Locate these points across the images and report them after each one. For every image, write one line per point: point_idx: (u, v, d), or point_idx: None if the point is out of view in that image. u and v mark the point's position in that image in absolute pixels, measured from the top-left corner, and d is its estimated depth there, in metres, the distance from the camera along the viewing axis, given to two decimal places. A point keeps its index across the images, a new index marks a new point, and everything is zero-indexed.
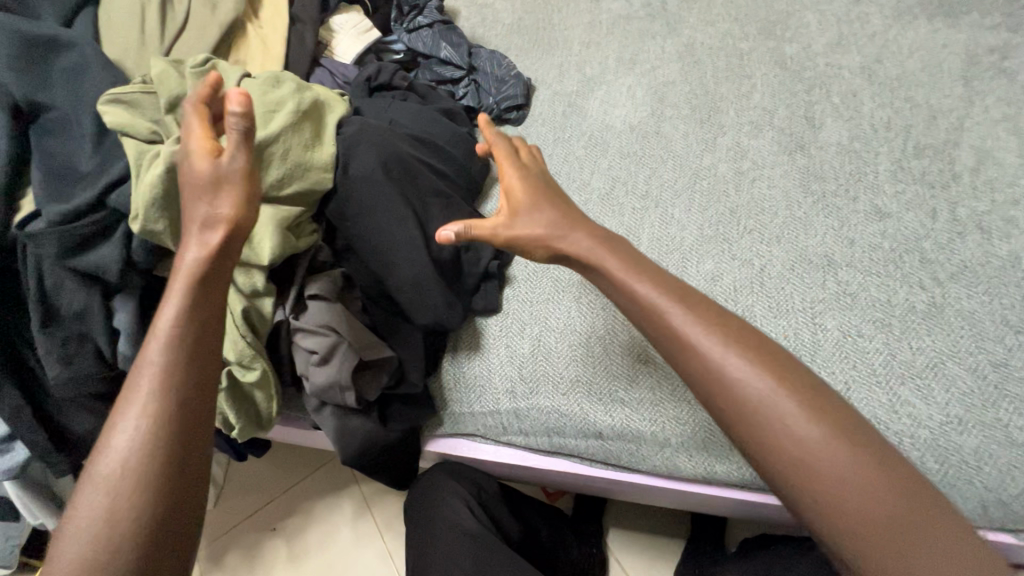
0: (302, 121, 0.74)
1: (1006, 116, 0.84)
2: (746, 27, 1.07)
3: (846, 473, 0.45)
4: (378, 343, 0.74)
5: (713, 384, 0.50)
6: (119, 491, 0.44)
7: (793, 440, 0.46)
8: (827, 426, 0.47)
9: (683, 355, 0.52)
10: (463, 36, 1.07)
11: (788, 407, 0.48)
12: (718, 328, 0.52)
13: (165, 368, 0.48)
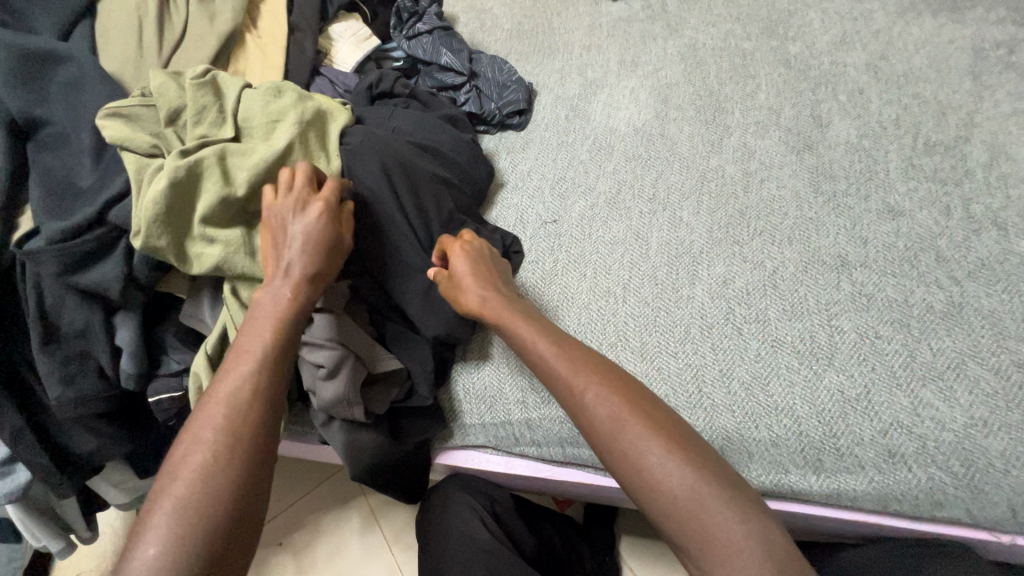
0: (306, 133, 0.73)
1: (1017, 111, 0.83)
2: (749, 27, 1.07)
3: (678, 486, 0.51)
4: (387, 356, 0.74)
5: (592, 432, 0.56)
6: (203, 483, 0.51)
7: (651, 476, 0.52)
8: (662, 443, 0.53)
9: (570, 407, 0.59)
10: (463, 42, 1.06)
11: (644, 448, 0.53)
12: (582, 361, 0.60)
13: (255, 387, 0.57)
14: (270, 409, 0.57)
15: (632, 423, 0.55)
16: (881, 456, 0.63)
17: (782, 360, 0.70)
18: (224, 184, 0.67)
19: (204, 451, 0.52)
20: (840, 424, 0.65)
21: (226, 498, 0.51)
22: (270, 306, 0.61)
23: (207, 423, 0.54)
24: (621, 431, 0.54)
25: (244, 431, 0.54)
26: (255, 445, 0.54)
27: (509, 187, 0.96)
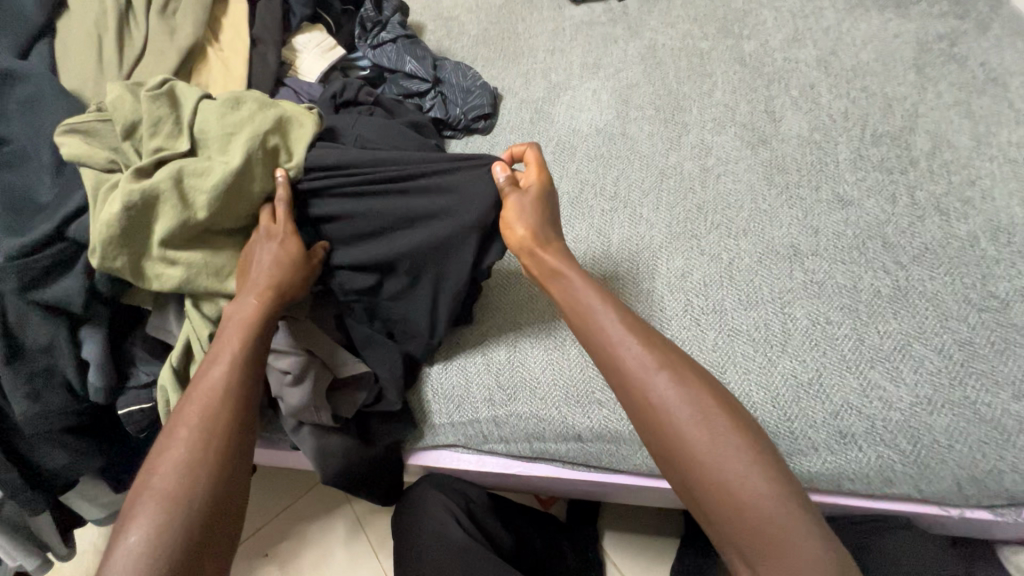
0: (265, 146, 0.71)
1: (959, 101, 0.86)
2: (705, 27, 1.10)
3: (754, 487, 0.50)
4: (353, 361, 0.76)
5: (651, 418, 0.54)
6: (185, 473, 0.55)
7: (712, 469, 0.51)
8: (737, 444, 0.51)
9: (630, 392, 0.56)
10: (427, 49, 1.07)
11: (709, 442, 0.51)
12: (655, 351, 0.57)
13: (225, 387, 0.60)
14: (242, 406, 0.61)
15: (706, 417, 0.53)
16: (834, 437, 0.65)
17: (740, 349, 0.71)
18: (183, 207, 0.67)
19: (182, 445, 0.56)
20: (794, 408, 0.67)
21: (206, 487, 0.55)
22: (240, 315, 0.65)
23: (183, 422, 0.58)
24: (693, 425, 0.52)
25: (219, 427, 0.58)
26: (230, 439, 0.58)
27: None
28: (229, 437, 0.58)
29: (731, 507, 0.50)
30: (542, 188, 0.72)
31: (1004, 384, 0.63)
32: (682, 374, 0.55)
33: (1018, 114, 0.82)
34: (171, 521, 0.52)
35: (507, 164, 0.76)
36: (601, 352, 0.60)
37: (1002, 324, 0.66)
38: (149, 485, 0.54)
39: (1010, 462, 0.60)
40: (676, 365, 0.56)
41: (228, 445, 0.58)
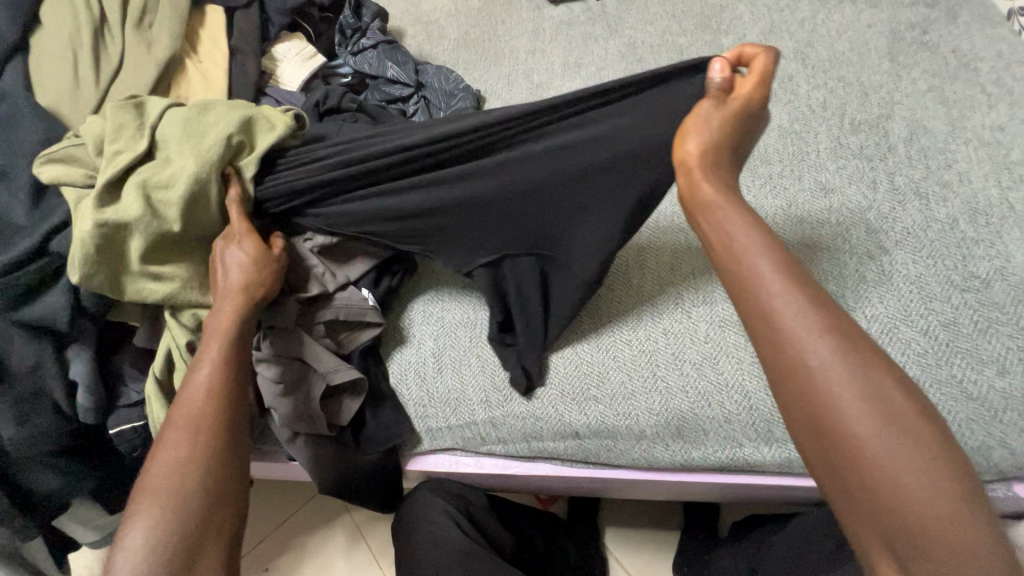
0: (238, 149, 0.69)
1: (932, 87, 0.88)
2: (683, 23, 1.11)
3: (926, 480, 0.39)
4: (343, 367, 0.74)
5: (806, 390, 0.44)
6: (175, 478, 0.55)
7: (877, 459, 0.41)
8: (904, 427, 0.41)
9: (777, 360, 0.46)
10: (408, 54, 1.07)
11: (863, 410, 0.42)
12: (809, 305, 0.46)
13: (207, 388, 0.61)
14: (225, 405, 0.61)
15: (875, 400, 0.42)
16: None
17: (730, 338, 0.72)
18: (156, 221, 0.65)
19: (173, 451, 0.57)
20: None
21: (195, 486, 0.55)
22: (216, 320, 0.65)
23: (172, 427, 0.59)
24: (855, 407, 0.42)
25: (205, 426, 0.59)
26: (217, 437, 0.59)
27: None
28: (216, 434, 0.58)
29: (891, 498, 0.40)
30: (751, 105, 0.58)
31: (989, 361, 0.64)
32: (844, 336, 0.44)
33: (990, 98, 0.84)
34: (164, 521, 0.53)
35: (728, 62, 0.61)
36: (749, 310, 0.48)
37: (983, 303, 0.68)
38: (143, 489, 0.55)
39: (998, 437, 0.61)
40: (846, 333, 0.45)
41: (217, 447, 0.58)
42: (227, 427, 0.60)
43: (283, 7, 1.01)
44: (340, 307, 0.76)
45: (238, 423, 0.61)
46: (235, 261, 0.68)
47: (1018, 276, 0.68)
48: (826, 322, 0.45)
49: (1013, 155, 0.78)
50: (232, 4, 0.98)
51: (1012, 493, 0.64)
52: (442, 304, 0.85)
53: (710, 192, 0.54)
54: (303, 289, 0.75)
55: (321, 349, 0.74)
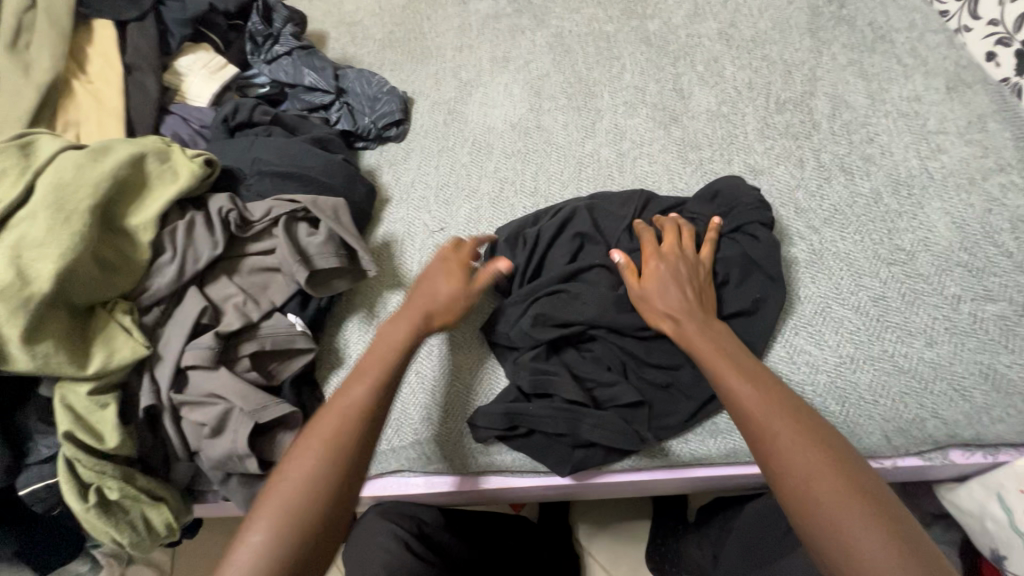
0: (120, 191, 0.68)
1: (852, 61, 0.88)
2: (609, 10, 1.09)
3: (834, 493, 0.48)
4: (273, 403, 0.68)
5: (774, 460, 0.52)
6: (300, 499, 0.55)
7: (828, 520, 0.48)
8: (816, 449, 0.51)
9: (755, 442, 0.54)
10: (326, 59, 1.01)
11: (786, 435, 0.53)
12: (738, 362, 0.59)
13: (359, 412, 0.60)
14: (370, 433, 0.60)
15: (822, 469, 0.50)
16: None
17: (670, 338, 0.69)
18: (20, 286, 0.59)
19: (313, 465, 0.57)
20: None
21: (326, 503, 0.56)
22: (388, 339, 0.67)
23: (317, 436, 0.59)
24: (810, 474, 0.50)
25: (344, 451, 0.58)
26: (351, 461, 0.58)
27: (395, 201, 0.93)
28: (351, 452, 0.58)
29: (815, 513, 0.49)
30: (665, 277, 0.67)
31: (917, 334, 0.64)
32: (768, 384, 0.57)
33: (906, 69, 0.85)
34: (280, 542, 0.53)
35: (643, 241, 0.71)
36: (729, 403, 0.57)
37: (910, 275, 0.68)
38: (271, 496, 0.56)
39: (930, 408, 0.62)
40: (796, 413, 0.54)
41: (338, 479, 0.57)
42: (360, 451, 0.59)
43: (182, 18, 0.94)
44: (267, 337, 0.71)
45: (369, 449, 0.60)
46: (434, 281, 0.71)
47: (940, 245, 0.69)
48: (779, 408, 0.55)
49: (930, 124, 0.78)
50: (123, 18, 0.91)
51: (949, 460, 0.65)
52: (378, 322, 0.80)
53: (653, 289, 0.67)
54: (223, 322, 0.70)
55: (248, 385, 0.68)
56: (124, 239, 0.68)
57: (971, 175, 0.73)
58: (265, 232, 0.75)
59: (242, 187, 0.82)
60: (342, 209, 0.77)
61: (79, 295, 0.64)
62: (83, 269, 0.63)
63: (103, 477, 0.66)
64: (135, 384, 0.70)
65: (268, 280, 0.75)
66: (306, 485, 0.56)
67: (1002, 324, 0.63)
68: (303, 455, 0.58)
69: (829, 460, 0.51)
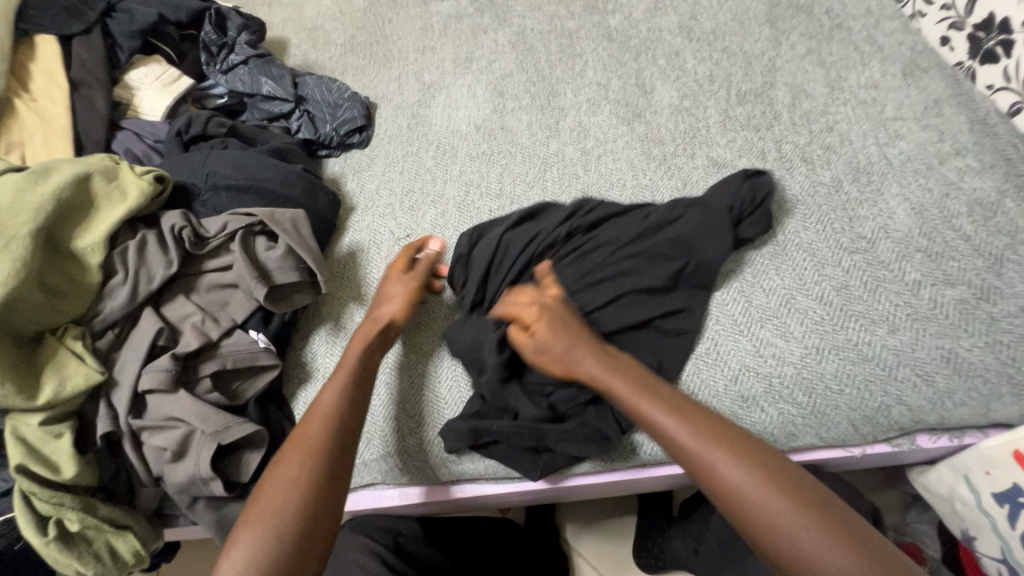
0: (64, 212, 0.66)
1: (810, 50, 0.88)
2: (571, 7, 1.07)
3: (781, 509, 0.48)
4: (235, 423, 0.66)
5: (727, 501, 0.50)
6: (283, 500, 0.54)
7: (781, 536, 0.48)
8: (748, 464, 0.51)
9: (707, 482, 0.52)
10: (283, 66, 0.99)
11: (713, 455, 0.52)
12: (647, 386, 0.57)
13: (336, 408, 0.61)
14: (347, 427, 0.60)
15: (766, 494, 0.49)
16: (736, 402, 0.65)
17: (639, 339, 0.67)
18: None
19: (294, 468, 0.56)
20: (696, 380, 0.66)
21: (310, 501, 0.55)
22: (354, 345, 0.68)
23: (293, 442, 0.59)
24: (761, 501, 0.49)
25: (321, 449, 0.58)
26: (328, 464, 0.57)
27: (360, 209, 0.91)
28: (328, 454, 0.58)
29: (769, 536, 0.48)
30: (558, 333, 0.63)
31: (879, 321, 0.65)
32: (678, 407, 0.55)
33: (863, 56, 0.85)
34: (264, 547, 0.52)
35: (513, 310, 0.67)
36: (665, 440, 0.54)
37: (871, 263, 0.68)
38: (256, 505, 0.55)
39: (895, 395, 0.62)
40: (729, 437, 0.53)
41: (320, 474, 0.56)
42: (339, 454, 0.58)
43: (130, 30, 0.92)
44: (227, 355, 0.70)
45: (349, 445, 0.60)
46: (387, 293, 0.73)
47: (900, 232, 0.69)
48: (710, 436, 0.53)
49: (888, 111, 0.79)
50: (67, 32, 0.88)
51: (915, 445, 0.65)
52: (345, 334, 0.79)
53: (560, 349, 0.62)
54: (181, 342, 0.68)
55: (208, 406, 0.66)
56: (72, 262, 0.66)
57: (928, 161, 0.73)
58: (222, 248, 0.73)
59: (198, 203, 0.80)
60: (300, 221, 0.76)
61: (24, 324, 0.63)
62: (26, 297, 0.62)
63: (62, 508, 0.64)
64: (91, 411, 0.68)
65: (227, 297, 0.73)
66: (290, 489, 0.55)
67: (962, 308, 0.63)
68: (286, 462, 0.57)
69: (771, 483, 0.50)
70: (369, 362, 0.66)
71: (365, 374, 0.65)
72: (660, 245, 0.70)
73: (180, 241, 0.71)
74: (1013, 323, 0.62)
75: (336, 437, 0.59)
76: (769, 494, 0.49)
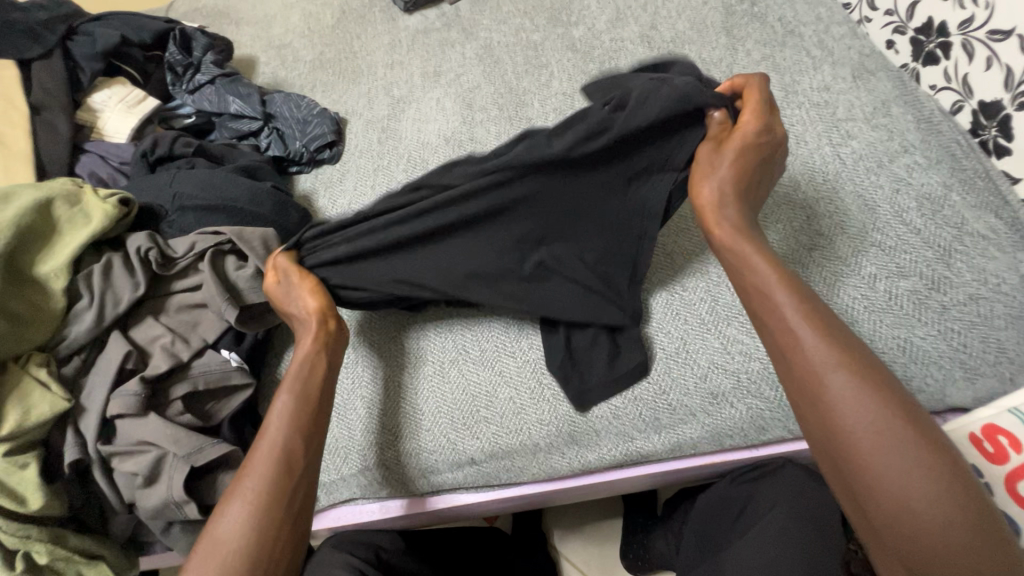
0: (25, 239, 0.65)
1: (765, 56, 0.91)
2: (536, 19, 1.10)
3: (904, 462, 0.45)
4: (209, 444, 0.65)
5: (845, 438, 0.48)
6: (239, 517, 0.54)
7: (896, 485, 0.45)
8: (877, 405, 0.47)
9: (815, 398, 0.50)
10: (251, 85, 0.99)
11: (852, 392, 0.48)
12: (807, 308, 0.53)
13: (288, 422, 0.60)
14: (301, 438, 0.60)
15: (895, 426, 0.46)
16: (705, 400, 0.67)
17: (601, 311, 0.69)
18: None
19: (248, 483, 0.56)
20: (667, 380, 0.68)
21: (265, 511, 0.54)
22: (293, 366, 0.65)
23: (252, 458, 0.58)
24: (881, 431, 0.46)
25: (275, 461, 0.57)
26: (284, 474, 0.57)
27: (332, 224, 0.92)
28: (281, 473, 0.57)
29: (884, 488, 0.45)
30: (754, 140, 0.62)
31: (839, 314, 0.67)
32: (846, 338, 0.52)
33: (815, 60, 0.89)
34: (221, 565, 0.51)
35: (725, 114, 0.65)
36: (786, 348, 0.53)
37: (829, 259, 0.71)
38: (213, 527, 0.54)
39: None
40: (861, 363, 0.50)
41: (273, 487, 0.56)
42: (294, 461, 0.58)
43: (92, 52, 0.91)
44: (199, 376, 0.69)
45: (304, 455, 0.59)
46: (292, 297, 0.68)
47: (855, 227, 0.72)
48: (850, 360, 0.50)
49: (840, 112, 0.82)
50: (27, 56, 0.88)
51: None
52: None
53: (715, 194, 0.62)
54: (150, 364, 0.67)
55: (180, 428, 0.65)
56: (34, 288, 0.65)
57: (879, 158, 0.76)
58: (190, 268, 0.73)
59: (165, 224, 0.80)
60: (269, 238, 0.75)
61: None
62: None
63: (29, 541, 0.62)
64: (58, 439, 0.66)
65: (197, 318, 0.72)
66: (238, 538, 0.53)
67: (915, 298, 0.66)
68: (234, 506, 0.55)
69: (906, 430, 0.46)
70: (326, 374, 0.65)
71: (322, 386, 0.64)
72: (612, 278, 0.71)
73: (147, 262, 0.71)
74: (964, 310, 0.64)
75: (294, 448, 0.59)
76: (904, 441, 0.46)
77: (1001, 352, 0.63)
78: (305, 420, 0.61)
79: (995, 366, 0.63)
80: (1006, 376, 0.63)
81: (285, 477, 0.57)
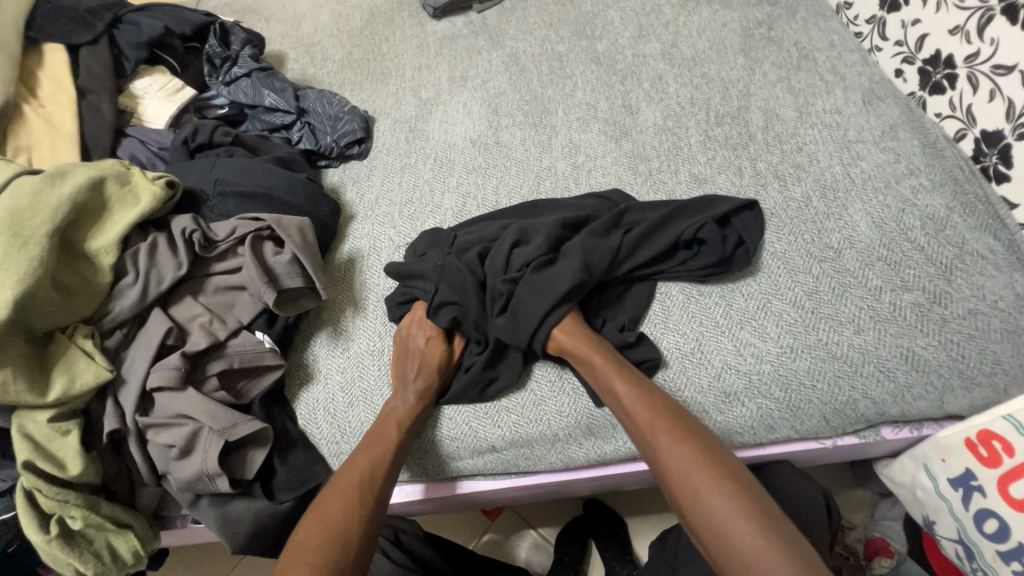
0: (77, 214, 0.68)
1: (781, 78, 0.96)
2: (561, 31, 1.14)
3: (700, 476, 0.56)
4: (243, 420, 0.68)
5: (661, 468, 0.59)
6: (332, 520, 0.61)
7: (698, 498, 0.55)
8: (673, 440, 0.59)
9: (643, 443, 0.62)
10: (285, 80, 1.02)
11: (652, 428, 0.61)
12: (619, 371, 0.66)
13: (383, 450, 0.68)
14: (391, 464, 0.67)
15: (691, 453, 0.58)
16: (719, 398, 0.70)
17: (639, 308, 0.77)
18: None
19: (342, 497, 0.63)
20: (682, 378, 0.72)
21: (352, 523, 0.61)
22: (390, 406, 0.72)
23: (347, 473, 0.66)
24: (688, 477, 0.57)
25: (367, 484, 0.65)
26: (372, 492, 0.64)
27: (359, 218, 0.95)
28: (374, 493, 0.64)
29: (693, 501, 0.56)
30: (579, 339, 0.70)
31: (847, 323, 0.71)
32: (648, 391, 0.64)
33: (827, 85, 0.94)
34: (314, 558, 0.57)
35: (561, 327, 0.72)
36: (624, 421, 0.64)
37: (838, 271, 0.75)
38: (305, 528, 0.61)
39: (861, 390, 0.69)
40: (674, 424, 0.60)
41: (365, 504, 0.63)
42: (381, 482, 0.66)
43: (137, 41, 0.94)
44: (234, 355, 0.72)
45: (390, 481, 0.67)
46: (417, 359, 0.75)
47: (863, 243, 0.76)
48: (668, 421, 0.61)
49: (850, 134, 0.87)
50: (75, 42, 0.91)
51: (880, 436, 0.72)
52: (347, 337, 0.82)
53: (570, 342, 0.70)
54: (189, 342, 0.70)
55: (216, 403, 0.68)
56: (83, 261, 0.68)
57: (886, 179, 0.81)
58: (229, 251, 0.76)
59: (204, 208, 0.83)
60: (307, 227, 0.79)
61: (37, 321, 0.64)
62: (41, 296, 0.63)
63: (66, 506, 0.64)
64: (97, 408, 0.69)
65: (234, 300, 0.75)
66: (335, 537, 0.59)
67: (918, 310, 0.70)
68: (329, 509, 0.62)
69: (699, 457, 0.57)
70: (419, 411, 0.72)
71: (413, 421, 0.71)
72: (637, 295, 0.78)
73: (190, 243, 0.74)
74: (963, 323, 0.69)
75: (382, 472, 0.66)
76: (689, 464, 0.57)
77: (997, 363, 0.67)
78: (396, 451, 0.68)
79: (990, 377, 0.67)
80: (1000, 387, 0.67)
81: (375, 495, 0.64)
